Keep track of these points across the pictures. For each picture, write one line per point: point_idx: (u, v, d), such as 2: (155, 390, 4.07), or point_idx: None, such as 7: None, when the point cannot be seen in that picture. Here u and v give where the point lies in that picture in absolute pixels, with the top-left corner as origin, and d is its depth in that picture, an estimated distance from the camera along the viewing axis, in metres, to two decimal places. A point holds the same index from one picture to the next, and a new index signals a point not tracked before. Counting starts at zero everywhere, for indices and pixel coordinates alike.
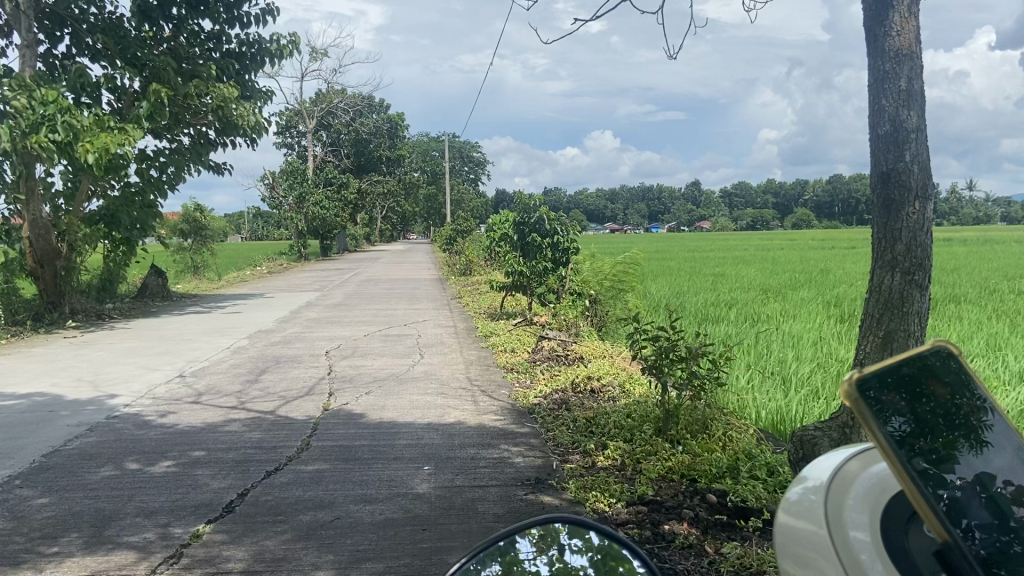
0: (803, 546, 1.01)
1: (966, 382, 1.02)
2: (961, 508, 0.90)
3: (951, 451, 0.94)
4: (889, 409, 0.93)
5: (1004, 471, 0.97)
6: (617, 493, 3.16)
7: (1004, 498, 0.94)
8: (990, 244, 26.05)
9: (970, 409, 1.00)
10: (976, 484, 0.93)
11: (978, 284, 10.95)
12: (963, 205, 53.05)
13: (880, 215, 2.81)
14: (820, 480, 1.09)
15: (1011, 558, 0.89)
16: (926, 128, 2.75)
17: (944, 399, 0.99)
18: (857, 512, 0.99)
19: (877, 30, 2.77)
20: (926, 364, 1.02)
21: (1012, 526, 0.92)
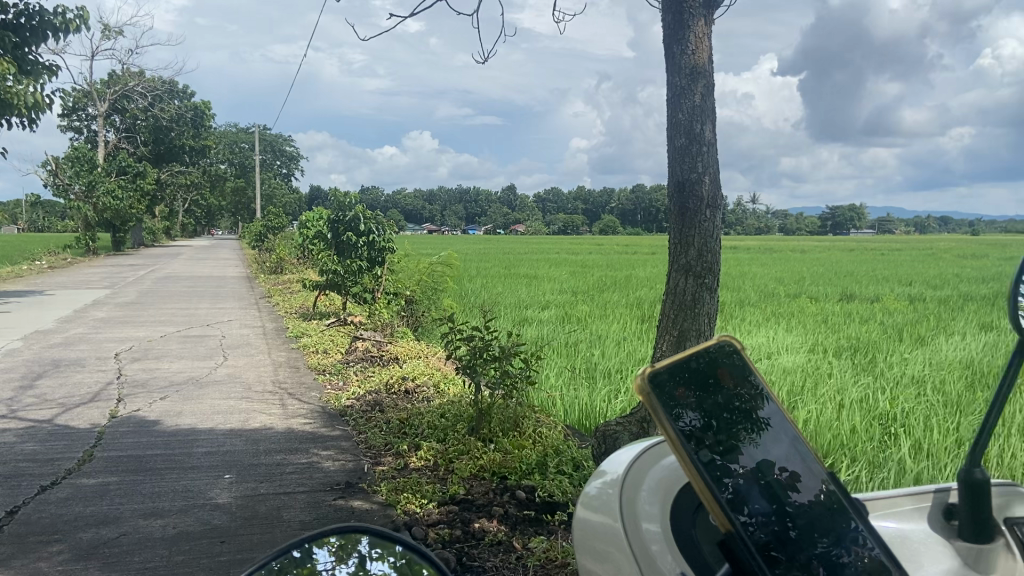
0: (598, 541, 1.03)
1: (746, 375, 1.10)
2: (742, 497, 0.95)
3: (737, 443, 1.01)
4: (683, 403, 0.97)
5: (780, 459, 1.05)
6: (428, 494, 3.15)
7: (780, 488, 1.02)
8: (767, 253, 28.52)
9: (752, 404, 1.08)
10: (755, 474, 1.00)
11: (760, 288, 12.08)
12: (747, 217, 58.09)
13: (676, 221, 3.00)
14: (613, 473, 1.12)
15: (786, 544, 0.96)
16: (716, 142, 2.97)
17: (729, 391, 1.06)
18: (649, 503, 1.02)
19: (675, 47, 2.96)
20: (714, 360, 1.08)
21: (788, 510, 1.00)
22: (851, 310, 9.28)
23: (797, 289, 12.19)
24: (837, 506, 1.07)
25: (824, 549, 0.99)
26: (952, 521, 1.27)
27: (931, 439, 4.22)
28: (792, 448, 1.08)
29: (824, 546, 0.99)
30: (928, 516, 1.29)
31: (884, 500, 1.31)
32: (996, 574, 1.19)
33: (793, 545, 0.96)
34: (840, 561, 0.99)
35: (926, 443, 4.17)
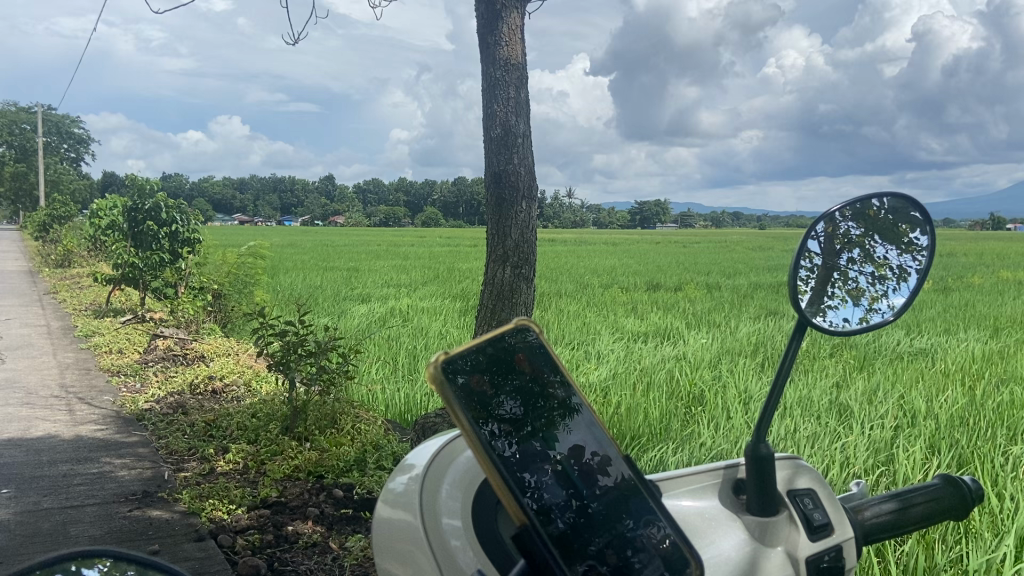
0: (398, 539, 0.97)
1: (549, 358, 1.08)
2: (536, 485, 0.93)
3: (535, 431, 0.99)
4: (475, 395, 0.94)
5: (589, 443, 1.04)
6: (237, 499, 2.96)
7: (579, 474, 1.00)
8: (581, 245, 29.74)
9: (556, 388, 1.06)
10: (554, 461, 0.98)
11: (575, 279, 12.61)
12: (562, 211, 60.37)
13: (492, 212, 3.01)
14: (417, 465, 1.06)
15: (580, 530, 0.94)
16: (530, 135, 3.02)
17: (529, 377, 1.04)
18: (450, 497, 0.97)
19: (488, 38, 2.96)
20: (514, 346, 1.06)
21: (589, 494, 0.99)
22: (656, 299, 9.89)
23: (609, 279, 12.82)
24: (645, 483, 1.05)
25: (621, 530, 0.98)
26: (743, 496, 1.12)
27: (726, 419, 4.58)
28: (599, 429, 1.07)
29: (623, 526, 0.98)
30: (719, 490, 1.13)
31: (676, 476, 1.15)
32: (779, 548, 1.04)
33: (586, 530, 0.95)
34: (638, 541, 0.97)
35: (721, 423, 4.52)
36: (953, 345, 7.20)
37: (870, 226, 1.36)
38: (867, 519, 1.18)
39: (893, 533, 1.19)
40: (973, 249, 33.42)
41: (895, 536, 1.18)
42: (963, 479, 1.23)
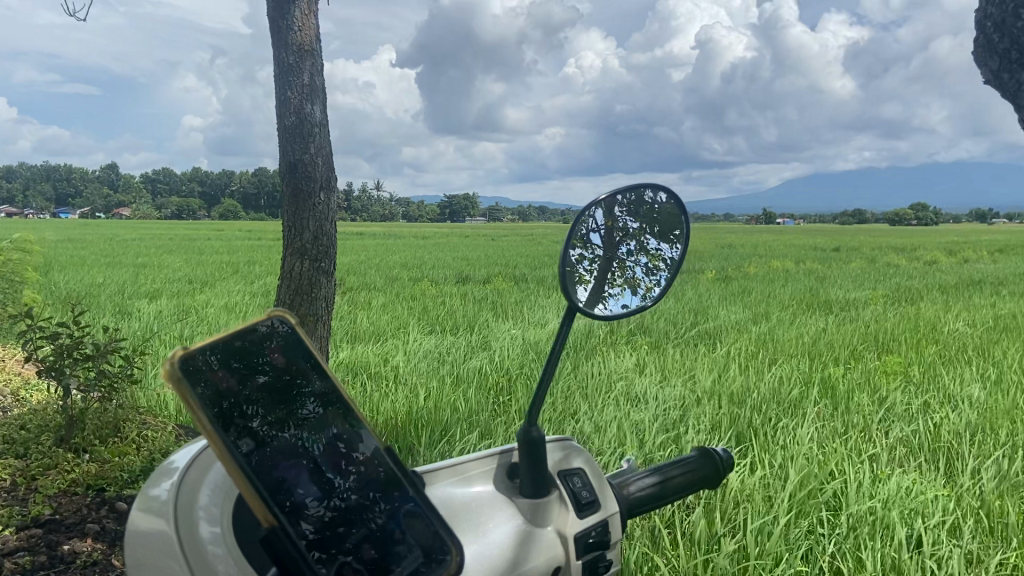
0: (146, 549, 0.87)
1: (306, 353, 1.00)
2: (289, 487, 0.90)
3: (290, 430, 0.94)
4: (216, 393, 0.85)
5: (346, 441, 1.01)
6: (2, 519, 2.63)
7: (334, 468, 0.98)
8: (391, 240, 29.46)
9: (311, 379, 1.00)
10: (308, 458, 0.94)
11: (383, 272, 12.51)
12: (372, 204, 59.60)
13: (288, 204, 2.88)
14: (179, 468, 0.96)
15: (335, 526, 0.93)
16: (326, 124, 2.93)
17: (281, 373, 0.96)
18: (210, 504, 0.89)
19: (279, 22, 2.84)
20: (264, 338, 0.97)
21: (344, 494, 0.96)
22: (464, 292, 10.04)
23: (419, 272, 12.84)
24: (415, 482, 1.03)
25: (380, 524, 0.96)
26: (516, 480, 1.13)
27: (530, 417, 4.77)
28: (356, 418, 1.04)
29: (380, 520, 0.96)
30: (495, 476, 1.13)
31: (453, 465, 1.13)
32: (551, 528, 1.06)
33: (342, 528, 0.93)
34: (398, 532, 0.96)
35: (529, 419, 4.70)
36: (731, 329, 7.90)
37: (645, 220, 1.45)
38: (632, 492, 1.25)
39: (657, 503, 1.27)
40: (748, 238, 36.93)
41: (657, 507, 1.26)
42: (718, 451, 1.33)
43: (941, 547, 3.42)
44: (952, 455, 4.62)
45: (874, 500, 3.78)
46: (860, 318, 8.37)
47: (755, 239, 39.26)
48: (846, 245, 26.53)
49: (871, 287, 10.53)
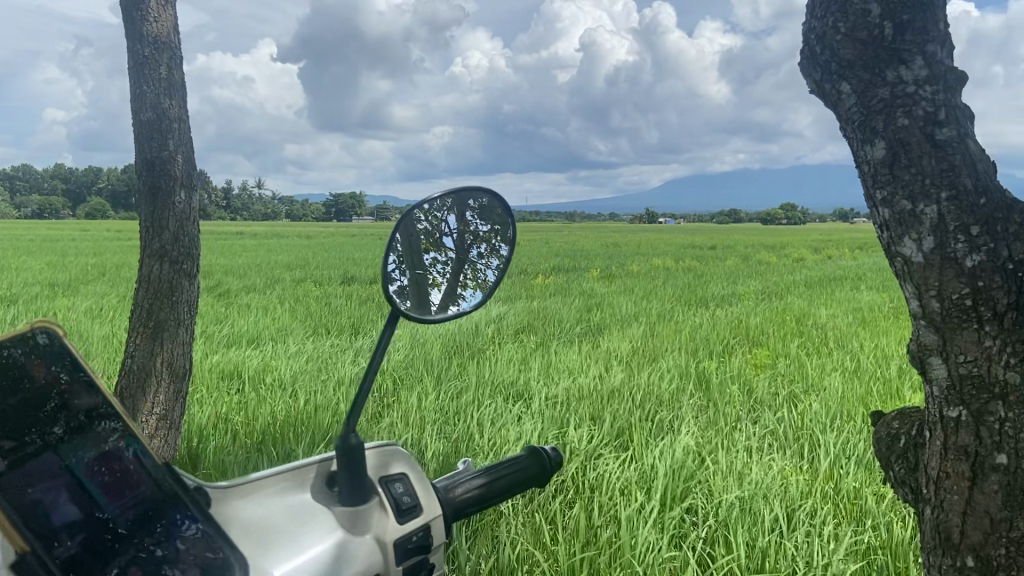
0: None
1: (74, 366, 0.92)
2: (40, 511, 0.83)
3: (44, 450, 0.87)
4: None
5: (121, 454, 0.94)
6: None
7: (100, 488, 0.91)
8: (275, 240, 28.60)
9: (77, 394, 0.92)
10: (70, 478, 0.88)
11: (265, 274, 12.12)
12: (256, 203, 57.69)
13: (144, 204, 2.74)
14: None
15: (93, 551, 0.86)
16: (186, 120, 2.82)
17: (40, 392, 0.88)
18: None
19: (132, 12, 2.69)
20: (22, 353, 0.87)
21: (109, 515, 0.90)
22: (350, 293, 9.86)
23: (303, 274, 12.52)
24: (201, 498, 0.98)
25: (147, 545, 0.92)
26: (333, 488, 1.05)
27: (415, 418, 4.74)
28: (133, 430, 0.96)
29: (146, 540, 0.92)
30: (310, 484, 1.04)
31: (260, 477, 1.03)
32: (369, 535, 0.98)
33: (105, 551, 0.88)
34: (169, 552, 0.92)
35: (413, 421, 4.67)
36: (612, 325, 8.11)
37: (496, 221, 1.46)
38: (459, 495, 1.23)
39: (483, 504, 1.26)
40: (634, 236, 38.06)
41: (485, 507, 1.24)
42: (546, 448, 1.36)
43: (801, 530, 3.63)
44: (814, 442, 4.90)
45: (742, 489, 3.97)
46: (733, 313, 8.77)
47: (640, 239, 40.45)
48: (721, 244, 27.84)
49: (744, 284, 11.05)
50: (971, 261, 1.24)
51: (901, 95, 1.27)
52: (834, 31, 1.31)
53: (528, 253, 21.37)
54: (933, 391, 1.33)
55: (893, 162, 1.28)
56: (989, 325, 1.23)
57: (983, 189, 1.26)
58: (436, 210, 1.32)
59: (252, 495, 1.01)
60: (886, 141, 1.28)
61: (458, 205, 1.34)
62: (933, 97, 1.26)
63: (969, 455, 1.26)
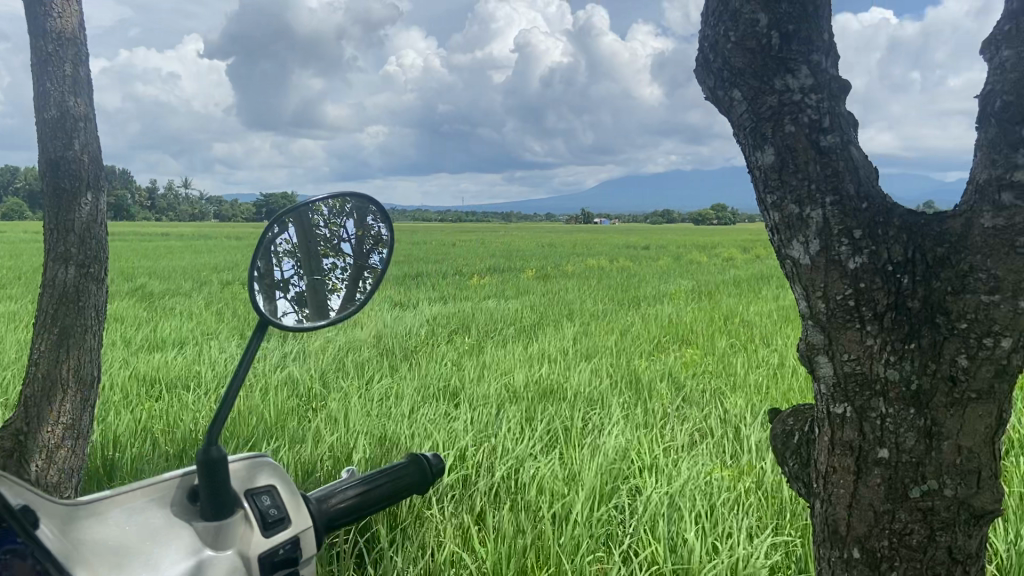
0: None
1: None
2: None
3: None
4: None
5: None
6: None
7: None
8: (205, 241, 27.88)
9: None
10: None
11: (192, 276, 11.82)
12: (186, 203, 56.19)
13: (48, 206, 2.64)
14: None
15: None
16: (92, 119, 2.72)
17: None
18: None
19: (33, 7, 2.59)
20: None
21: None
22: None
23: (232, 276, 12.24)
24: (27, 518, 0.78)
25: None
26: (196, 502, 0.98)
27: (343, 422, 4.68)
28: None
29: None
30: (169, 501, 0.97)
31: (113, 493, 0.94)
32: (231, 550, 0.93)
33: None
34: None
35: (340, 425, 4.61)
36: (545, 325, 8.16)
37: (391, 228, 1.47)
38: (333, 505, 1.20)
39: (358, 515, 1.23)
40: (571, 236, 38.40)
41: (358, 517, 1.22)
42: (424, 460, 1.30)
43: (725, 523, 3.70)
44: (739, 437, 5.03)
45: (667, 486, 4.04)
46: (663, 312, 8.92)
47: (577, 239, 40.78)
48: (652, 245, 28.42)
49: (675, 283, 11.26)
50: (854, 263, 1.28)
51: (788, 103, 1.30)
52: (725, 39, 1.34)
53: (465, 253, 21.37)
54: (820, 389, 1.38)
55: (782, 167, 1.32)
56: (871, 324, 1.28)
57: (864, 194, 1.31)
58: (335, 214, 1.33)
59: (107, 521, 0.89)
60: (775, 147, 1.32)
61: (357, 210, 1.35)
62: (818, 105, 1.30)
63: (854, 450, 1.31)
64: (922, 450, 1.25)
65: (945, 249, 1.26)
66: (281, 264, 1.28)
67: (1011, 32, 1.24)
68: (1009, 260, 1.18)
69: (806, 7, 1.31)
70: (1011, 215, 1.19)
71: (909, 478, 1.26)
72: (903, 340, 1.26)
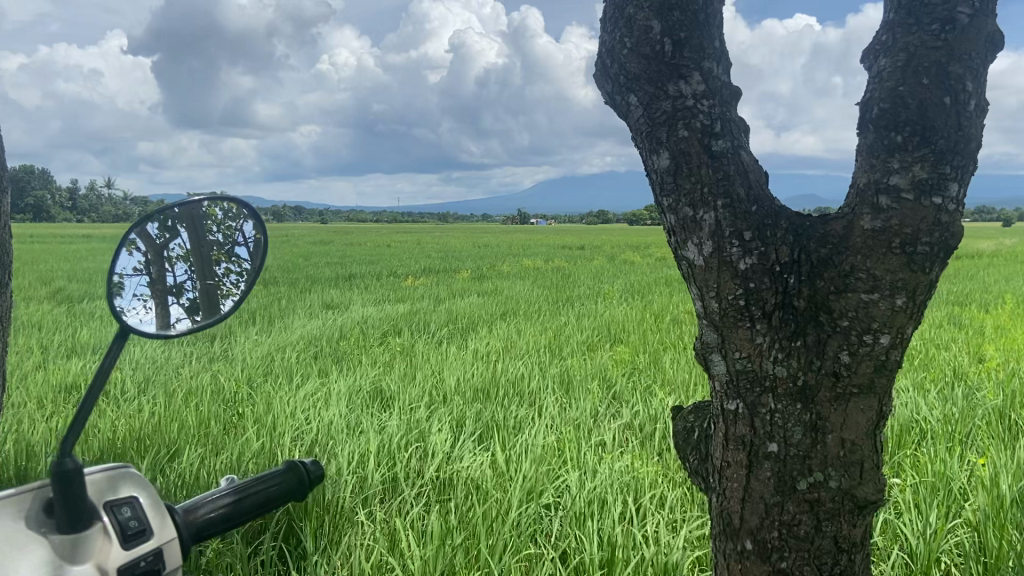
0: None
1: None
2: None
3: None
4: None
5: None
6: None
7: None
8: (133, 243, 27.04)
9: None
10: None
11: None
12: (113, 204, 54.40)
13: None
14: None
15: None
16: None
17: None
18: None
19: None
20: None
21: None
22: None
23: None
24: None
25: None
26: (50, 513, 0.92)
27: (270, 427, 4.60)
28: None
29: None
30: (18, 513, 0.90)
31: None
32: (87, 564, 0.88)
33: None
34: None
35: (267, 430, 4.53)
36: (479, 326, 8.16)
37: None
38: (201, 516, 1.15)
39: (228, 524, 1.19)
40: (509, 237, 38.57)
41: (229, 528, 1.18)
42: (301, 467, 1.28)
43: (651, 518, 3.76)
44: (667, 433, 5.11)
45: (595, 482, 4.09)
46: (596, 312, 9.01)
47: (516, 240, 40.91)
48: (588, 245, 28.77)
49: (608, 283, 11.42)
50: (745, 263, 1.32)
51: (681, 109, 1.33)
52: (621, 45, 1.36)
53: (401, 254, 21.26)
54: (715, 385, 1.42)
55: (676, 171, 1.35)
56: (760, 323, 1.33)
57: (754, 197, 1.36)
58: (230, 218, 1.32)
59: None
60: (669, 151, 1.35)
61: (252, 214, 1.34)
62: (709, 110, 1.34)
63: (746, 445, 1.35)
64: (808, 443, 1.30)
65: (828, 250, 1.31)
66: (173, 269, 1.27)
67: (889, 43, 1.30)
68: (887, 260, 1.24)
69: (697, 15, 1.34)
70: (888, 218, 1.24)
71: (797, 471, 1.30)
72: (789, 338, 1.31)
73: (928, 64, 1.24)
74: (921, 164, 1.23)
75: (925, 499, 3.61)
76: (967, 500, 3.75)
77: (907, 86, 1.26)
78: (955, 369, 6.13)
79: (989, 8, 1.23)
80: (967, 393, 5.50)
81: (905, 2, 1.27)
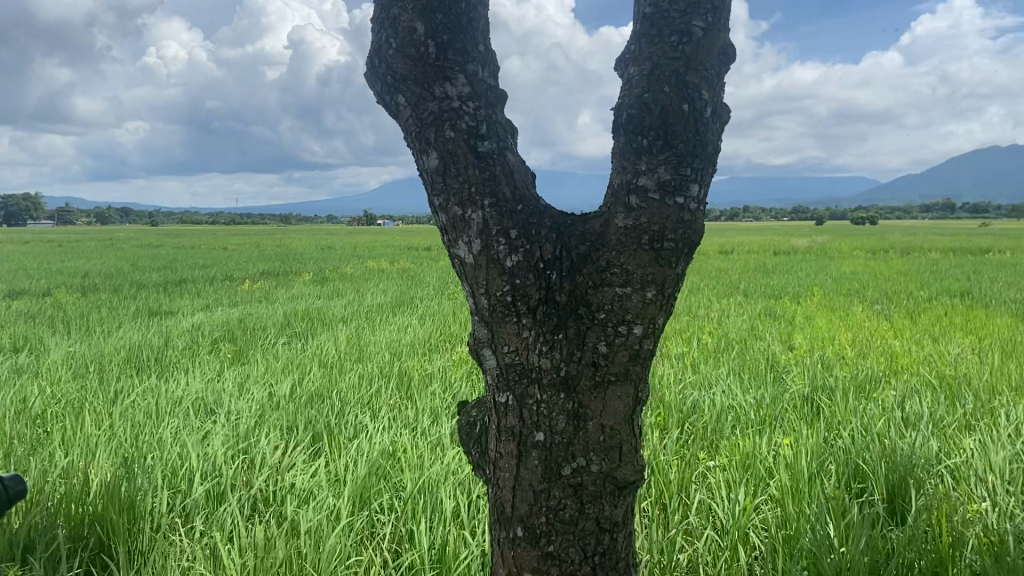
0: None
1: None
2: None
3: None
4: None
5: None
6: None
7: None
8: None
9: None
10: None
11: None
12: None
13: None
14: None
15: None
16: None
17: None
18: None
19: None
20: None
21: None
22: (18, 308, 8.70)
23: None
24: None
25: None
26: None
27: (79, 444, 4.28)
28: None
29: None
30: None
31: None
32: None
33: None
34: None
35: (76, 447, 4.21)
36: (319, 330, 7.96)
37: None
38: None
39: None
40: (360, 239, 38.02)
41: None
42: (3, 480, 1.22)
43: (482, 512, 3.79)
44: None
45: (429, 482, 4.08)
46: (440, 313, 9.02)
47: (368, 241, 40.32)
48: (436, 245, 28.88)
49: (453, 284, 11.46)
50: (511, 261, 1.36)
51: (447, 110, 1.35)
52: (386, 46, 1.37)
53: (242, 258, 20.48)
54: (489, 379, 1.47)
55: (445, 171, 1.37)
56: (525, 317, 1.37)
57: (519, 197, 1.40)
58: None
59: None
60: (437, 151, 1.36)
61: None
62: (474, 112, 1.37)
63: (516, 435, 1.41)
64: (571, 431, 1.37)
65: (586, 247, 1.39)
66: None
67: (637, 52, 1.39)
68: (637, 256, 1.32)
69: (459, 19, 1.38)
70: (638, 216, 1.32)
71: (562, 457, 1.37)
72: (552, 331, 1.37)
73: (668, 73, 1.33)
74: (665, 166, 1.32)
75: (735, 479, 3.87)
76: (771, 477, 4.04)
77: (650, 94, 1.34)
78: (768, 358, 6.60)
79: (719, 22, 1.34)
80: (776, 380, 5.96)
81: (649, 14, 1.35)
